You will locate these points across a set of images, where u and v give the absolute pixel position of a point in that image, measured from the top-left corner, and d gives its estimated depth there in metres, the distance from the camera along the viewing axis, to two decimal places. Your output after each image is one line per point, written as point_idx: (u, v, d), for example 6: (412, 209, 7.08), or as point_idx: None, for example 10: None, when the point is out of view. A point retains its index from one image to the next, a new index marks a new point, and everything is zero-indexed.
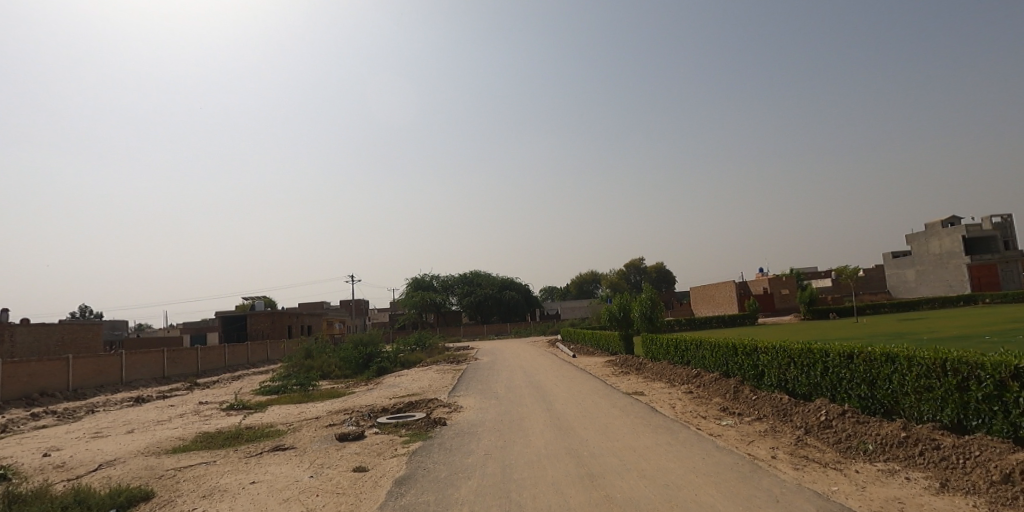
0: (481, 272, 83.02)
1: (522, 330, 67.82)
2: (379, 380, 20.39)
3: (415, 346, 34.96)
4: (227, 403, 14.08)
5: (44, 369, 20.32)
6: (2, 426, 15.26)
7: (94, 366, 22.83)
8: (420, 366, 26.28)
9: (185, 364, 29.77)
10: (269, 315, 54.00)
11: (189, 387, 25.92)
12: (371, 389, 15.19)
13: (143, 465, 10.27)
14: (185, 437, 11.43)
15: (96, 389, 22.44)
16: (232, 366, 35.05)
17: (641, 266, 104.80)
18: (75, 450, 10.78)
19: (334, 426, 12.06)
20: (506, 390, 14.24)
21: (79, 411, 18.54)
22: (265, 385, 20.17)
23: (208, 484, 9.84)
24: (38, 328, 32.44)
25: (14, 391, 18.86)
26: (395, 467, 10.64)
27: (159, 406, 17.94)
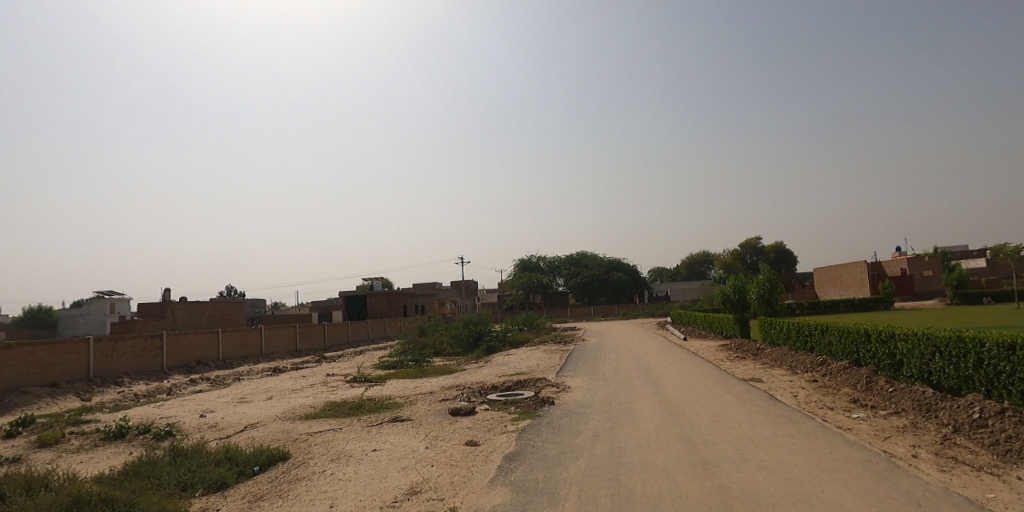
0: (590, 252, 82.41)
1: (630, 312, 66.79)
2: (491, 358, 21.02)
3: (523, 326, 35.64)
4: (350, 375, 15.12)
5: (199, 341, 23.07)
6: (168, 391, 17.62)
7: (238, 339, 25.53)
8: (528, 346, 26.69)
9: (314, 338, 32.50)
10: (386, 295, 57.19)
11: (317, 359, 28.33)
12: (482, 366, 15.62)
13: (281, 428, 11.34)
14: (315, 405, 12.41)
15: (241, 360, 25.19)
16: (355, 341, 37.80)
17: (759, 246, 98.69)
18: (225, 413, 12.10)
19: (447, 401, 12.52)
20: (614, 372, 14.00)
21: (228, 378, 20.89)
22: (384, 360, 21.45)
23: (336, 449, 10.66)
24: (194, 304, 36.93)
25: (176, 359, 21.62)
26: (505, 443, 10.86)
27: (294, 375, 19.75)
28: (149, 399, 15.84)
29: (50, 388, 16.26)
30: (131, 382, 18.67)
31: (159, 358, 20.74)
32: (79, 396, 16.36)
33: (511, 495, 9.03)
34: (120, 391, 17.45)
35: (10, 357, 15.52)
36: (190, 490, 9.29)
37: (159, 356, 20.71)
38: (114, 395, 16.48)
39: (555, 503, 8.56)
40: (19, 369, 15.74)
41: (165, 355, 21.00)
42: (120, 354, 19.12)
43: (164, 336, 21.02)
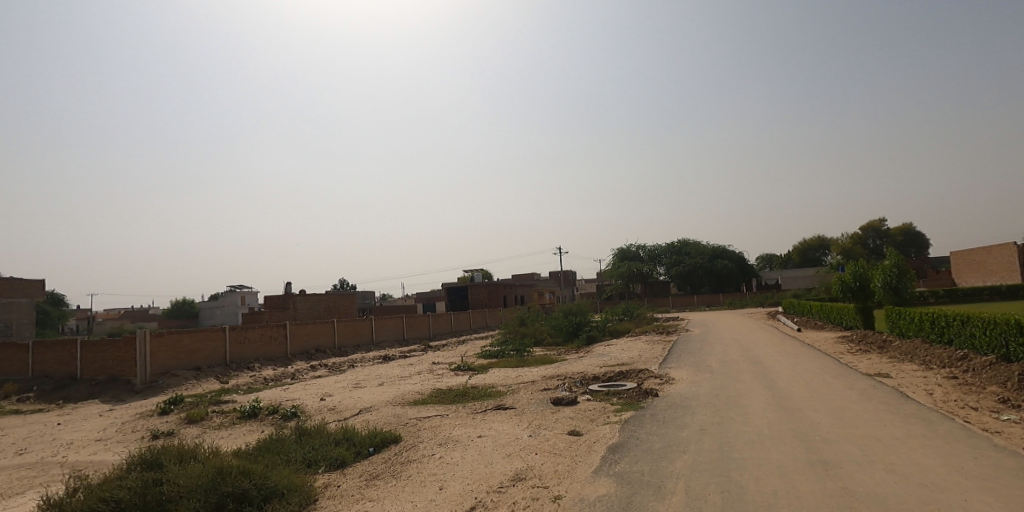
0: (692, 240, 79.41)
1: (737, 301, 63.86)
2: (593, 347, 20.94)
3: (623, 316, 35.09)
4: (454, 364, 15.66)
5: (318, 330, 24.95)
6: (292, 376, 19.22)
7: (352, 328, 27.31)
8: (629, 337, 26.24)
9: (419, 328, 34.05)
10: (486, 286, 58.86)
11: (423, 349, 29.65)
12: (583, 357, 15.58)
13: (392, 413, 11.96)
14: (422, 392, 12.97)
15: (354, 348, 26.95)
16: (457, 330, 39.16)
17: (883, 229, 90.48)
18: (342, 396, 12.96)
19: (549, 391, 12.62)
20: (721, 364, 13.42)
21: (343, 365, 22.39)
22: (486, 349, 22.03)
23: (443, 434, 11.08)
24: (313, 297, 40.03)
25: (298, 347, 23.54)
26: (608, 434, 10.76)
27: (403, 363, 20.82)
28: (277, 383, 17.38)
29: (195, 371, 18.31)
30: (260, 367, 20.55)
31: (284, 346, 22.68)
32: (218, 379, 18.27)
33: (614, 486, 8.92)
34: (252, 375, 19.27)
35: (162, 343, 17.66)
36: (314, 467, 10.04)
37: (284, 343, 22.64)
38: (247, 379, 18.24)
39: (662, 497, 8.34)
40: (170, 354, 17.88)
41: (289, 343, 22.91)
42: (252, 342, 21.11)
43: (288, 325, 22.93)
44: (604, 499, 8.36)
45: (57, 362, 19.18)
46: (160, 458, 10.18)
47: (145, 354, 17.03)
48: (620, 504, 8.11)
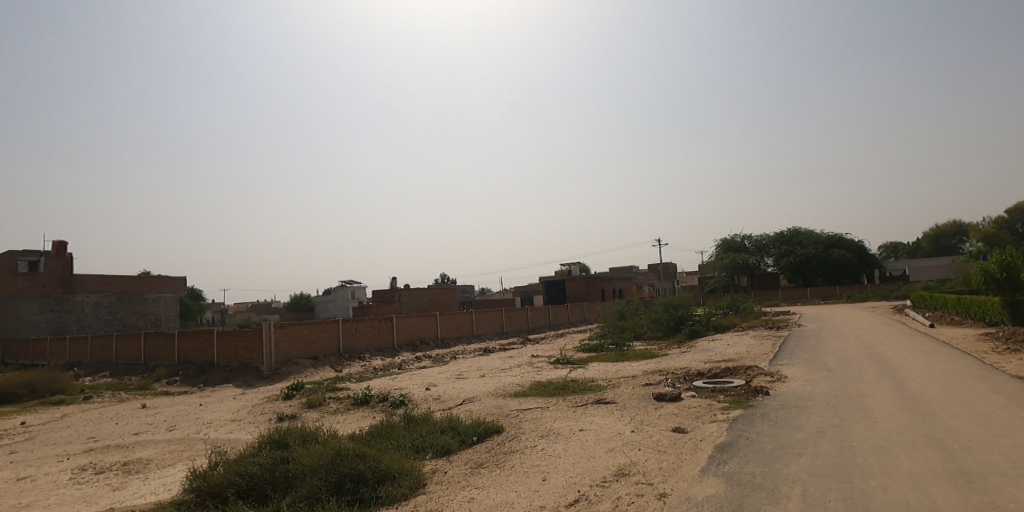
0: (804, 229, 74.42)
1: (856, 294, 59.15)
2: (697, 343, 20.25)
3: (728, 310, 33.64)
4: (554, 357, 15.81)
5: (422, 322, 26.14)
6: (399, 366, 20.31)
7: (453, 321, 28.38)
8: (734, 331, 25.08)
9: (517, 321, 34.72)
10: (584, 279, 59.18)
11: (522, 342, 30.20)
12: (686, 352, 15.16)
13: (494, 404, 12.30)
14: (523, 384, 13.21)
15: (455, 340, 28.00)
16: (554, 324, 39.49)
17: None
18: (447, 387, 13.51)
19: (651, 386, 12.42)
20: (840, 363, 12.51)
21: (446, 356, 23.32)
22: (585, 344, 22.03)
23: (545, 426, 11.23)
24: (417, 291, 42.09)
25: (404, 338, 24.83)
26: (715, 432, 10.39)
27: (503, 355, 21.32)
28: (386, 373, 18.44)
29: (313, 359, 19.87)
30: (370, 357, 21.88)
31: (392, 337, 24.01)
32: (333, 367, 19.67)
33: (723, 486, 8.59)
34: (363, 364, 20.56)
35: (285, 334, 19.32)
36: (422, 453, 10.53)
37: (391, 335, 23.98)
38: (360, 368, 19.52)
39: (774, 501, 7.92)
40: (291, 343, 19.49)
41: (395, 334, 24.20)
42: (362, 333, 22.53)
43: (395, 318, 24.23)
44: (713, 500, 8.07)
45: (198, 350, 21.58)
46: (287, 438, 11.12)
47: (271, 343, 18.71)
48: (730, 506, 7.79)
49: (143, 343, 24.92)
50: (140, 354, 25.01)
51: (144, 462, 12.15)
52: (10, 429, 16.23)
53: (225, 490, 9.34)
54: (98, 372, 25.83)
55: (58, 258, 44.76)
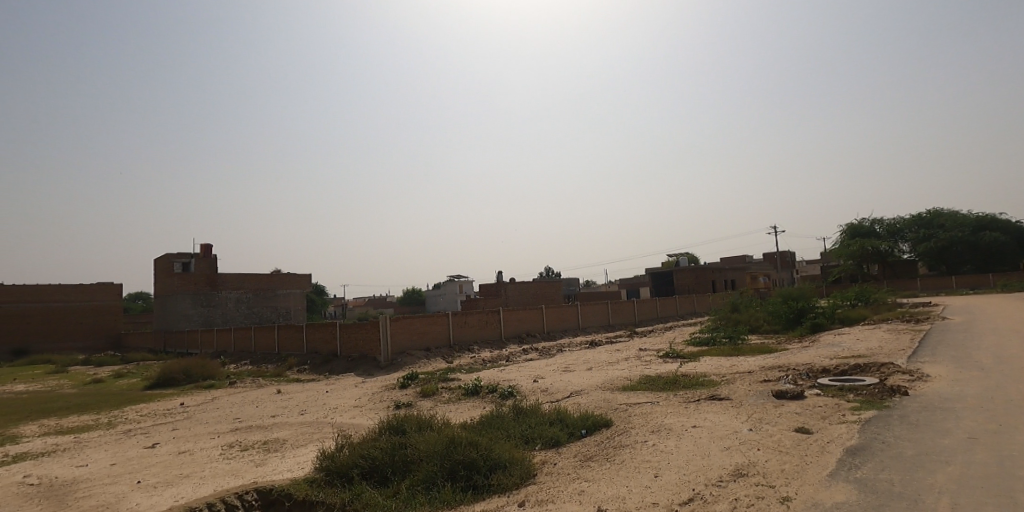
0: (948, 210, 66.19)
1: (1015, 282, 51.78)
2: (821, 337, 18.80)
3: (856, 301, 30.83)
4: (662, 351, 15.41)
5: (527, 315, 26.59)
6: (507, 358, 20.86)
7: (557, 314, 28.64)
8: (865, 325, 22.90)
9: (622, 314, 34.29)
10: (693, 270, 57.14)
11: (628, 334, 29.77)
12: (808, 347, 14.11)
13: (602, 397, 12.22)
14: (631, 378, 13.00)
15: (561, 333, 28.26)
16: (662, 317, 38.49)
17: None
18: (554, 379, 13.66)
19: (769, 383, 11.71)
20: (997, 360, 11.00)
21: (552, 349, 23.58)
22: (695, 337, 21.27)
23: (655, 421, 10.96)
24: (522, 285, 43.00)
25: (510, 331, 25.41)
26: (845, 434, 9.57)
27: (608, 349, 21.11)
28: (495, 365, 18.98)
29: (426, 351, 20.95)
30: (478, 349, 22.63)
31: (499, 330, 24.72)
32: (444, 358, 20.58)
33: (855, 493, 7.87)
34: (472, 356, 21.30)
35: (400, 326, 20.49)
36: (532, 444, 10.69)
37: (498, 328, 24.68)
38: (470, 360, 20.28)
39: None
40: (405, 335, 20.63)
41: (501, 327, 24.83)
42: (470, 326, 23.35)
43: (501, 311, 24.89)
44: (845, 507, 7.42)
45: (323, 340, 23.53)
46: (404, 424, 11.75)
47: (386, 335, 19.93)
48: None
49: (276, 335, 27.60)
50: (274, 344, 27.73)
51: (281, 442, 13.44)
52: (173, 408, 18.68)
53: (350, 471, 9.93)
54: (241, 359, 29.02)
55: (206, 258, 50.63)
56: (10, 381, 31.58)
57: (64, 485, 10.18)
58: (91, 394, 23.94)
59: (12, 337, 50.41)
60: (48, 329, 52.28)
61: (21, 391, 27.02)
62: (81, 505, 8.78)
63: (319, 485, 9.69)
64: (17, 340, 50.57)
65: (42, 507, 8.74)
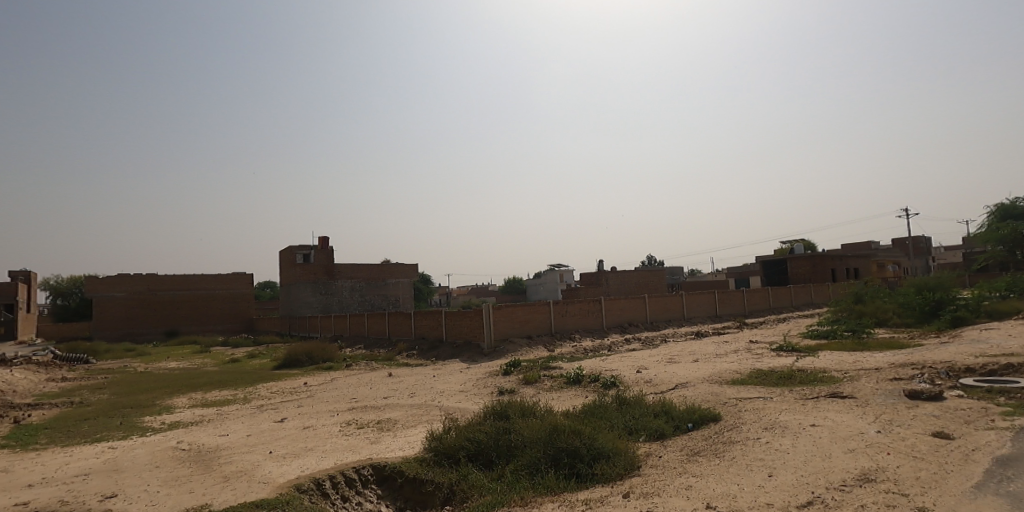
0: None
1: None
2: (965, 332, 16.78)
3: (1011, 292, 27.03)
4: (776, 343, 14.57)
5: (629, 304, 26.23)
6: (609, 348, 20.73)
7: (660, 303, 27.96)
8: (1023, 319, 20.05)
9: (731, 304, 32.74)
10: (808, 257, 53.22)
11: (738, 326, 28.38)
12: (948, 342, 12.67)
13: (709, 390, 11.79)
14: (741, 371, 12.41)
15: (664, 323, 27.58)
16: (775, 308, 36.25)
17: None
18: (657, 370, 13.42)
19: (901, 382, 10.66)
20: None
21: (656, 339, 23.07)
22: (812, 330, 19.86)
23: (768, 418, 10.38)
24: (623, 274, 42.42)
25: (611, 320, 25.22)
26: (995, 442, 8.48)
27: (715, 340, 20.27)
28: (597, 354, 18.94)
29: (528, 339, 21.37)
30: (579, 338, 22.69)
31: (600, 319, 24.62)
32: (546, 346, 20.87)
33: (1008, 508, 6.95)
34: (573, 344, 21.40)
35: (503, 314, 21.06)
36: (636, 436, 10.53)
37: (600, 317, 24.58)
38: (572, 348, 20.41)
39: None
40: (508, 323, 21.17)
41: (603, 316, 24.71)
42: (571, 315, 23.47)
43: (603, 300, 24.74)
44: None
45: (430, 327, 24.75)
46: (509, 410, 12.04)
47: (490, 323, 20.58)
48: None
49: (387, 321, 29.44)
50: (386, 330, 29.59)
51: (392, 422, 14.32)
52: (298, 387, 20.58)
53: (457, 452, 10.32)
54: (357, 343, 31.31)
55: (324, 249, 54.92)
56: (167, 358, 36.40)
57: (210, 451, 11.56)
58: (231, 372, 27.02)
59: (166, 320, 57.94)
60: (195, 314, 59.45)
61: (176, 367, 31.08)
62: (225, 470, 9.94)
63: (428, 464, 10.17)
64: (170, 323, 58.05)
65: (192, 469, 9.99)
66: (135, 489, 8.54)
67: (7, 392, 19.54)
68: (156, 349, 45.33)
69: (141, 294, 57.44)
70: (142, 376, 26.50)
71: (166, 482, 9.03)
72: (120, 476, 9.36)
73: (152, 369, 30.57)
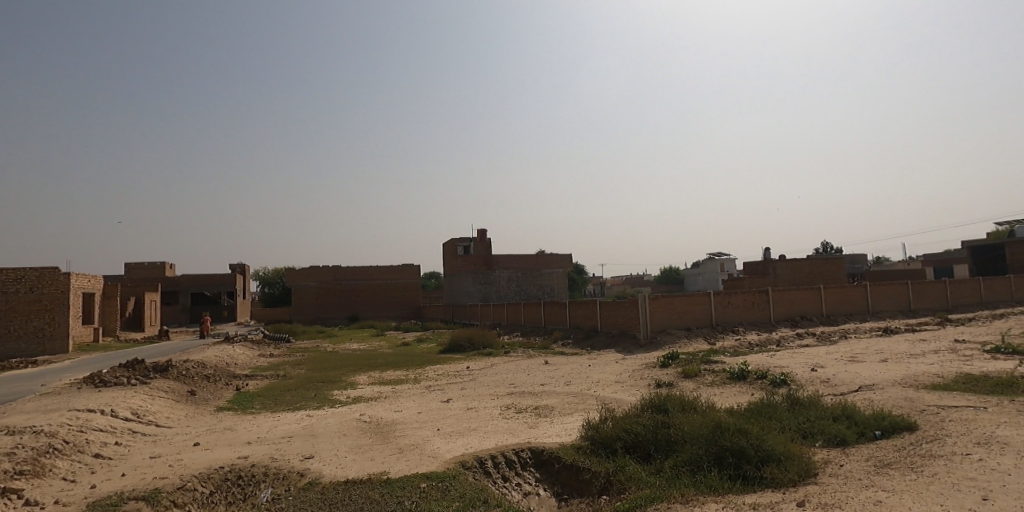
0: None
1: None
2: None
3: None
4: (992, 343, 12.31)
5: (802, 296, 23.93)
6: (778, 343, 19.17)
7: (840, 295, 25.05)
8: None
9: (931, 297, 28.16)
10: None
11: (941, 322, 24.34)
12: None
13: (902, 395, 10.38)
14: (944, 375, 10.73)
15: (845, 317, 24.68)
16: (992, 302, 30.36)
17: None
18: (836, 370, 12.22)
19: None
20: None
21: (834, 334, 20.75)
22: None
23: (982, 431, 8.82)
24: (793, 263, 38.63)
25: (781, 313, 23.24)
26: None
27: (910, 338, 17.65)
28: (764, 349, 17.66)
29: (687, 330, 20.62)
30: (744, 331, 21.30)
31: (767, 311, 22.83)
32: (707, 339, 19.96)
33: None
34: (737, 338, 20.18)
35: (660, 305, 20.59)
36: (811, 440, 9.64)
37: (767, 309, 22.80)
38: (734, 342, 19.26)
39: None
40: (665, 314, 20.63)
41: (771, 309, 22.89)
42: (735, 306, 22.10)
43: (770, 291, 22.88)
44: None
45: (584, 317, 25.08)
46: (667, 404, 11.79)
47: (646, 314, 20.27)
48: None
49: (542, 310, 30.42)
50: (541, 319, 30.62)
51: (549, 409, 14.85)
52: (462, 370, 22.26)
53: (614, 443, 10.41)
54: (514, 331, 32.85)
55: (483, 242, 58.32)
56: (351, 340, 41.64)
57: (388, 425, 13.09)
58: (404, 354, 30.09)
59: (350, 307, 66.12)
60: (372, 301, 66.95)
61: (360, 348, 35.43)
62: (400, 442, 11.20)
63: (585, 452, 10.41)
64: (353, 309, 66.16)
65: (374, 439, 11.42)
66: (329, 452, 10.02)
67: (233, 364, 24.07)
68: (343, 332, 52.06)
69: (329, 284, 66.12)
70: (333, 355, 30.68)
71: (353, 448, 10.45)
72: (316, 440, 11.04)
73: (339, 349, 35.21)
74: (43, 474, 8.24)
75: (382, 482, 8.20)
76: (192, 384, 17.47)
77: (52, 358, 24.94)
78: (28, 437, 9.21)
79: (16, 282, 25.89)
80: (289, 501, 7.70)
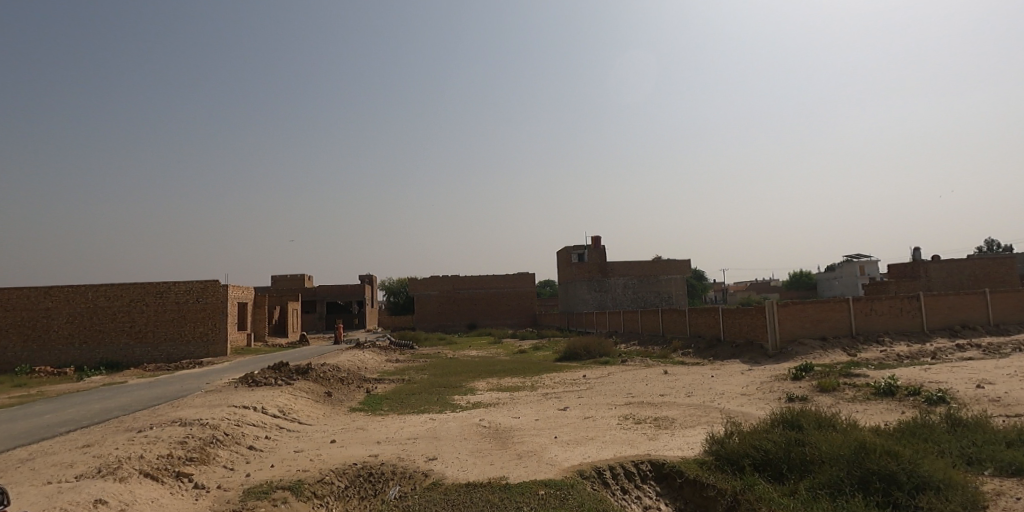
0: None
1: None
2: None
3: None
4: None
5: (964, 302, 20.83)
6: (933, 355, 16.86)
7: (1014, 300, 21.46)
8: None
9: None
10: None
11: None
12: None
13: None
14: None
15: (1021, 326, 21.10)
16: None
17: None
18: (1010, 388, 10.52)
19: None
20: None
21: (1007, 346, 17.80)
22: None
23: None
24: (950, 264, 33.89)
25: (937, 322, 20.41)
26: None
27: None
28: (917, 361, 15.65)
29: (822, 340, 18.85)
30: (892, 341, 18.98)
31: (919, 320, 20.19)
32: (846, 350, 18.08)
33: None
34: (884, 349, 18.05)
35: (790, 313, 19.04)
36: (978, 467, 8.35)
37: (918, 317, 20.17)
38: (879, 353, 17.28)
39: None
40: (796, 322, 19.04)
41: (924, 316, 20.21)
42: (880, 314, 19.80)
43: (922, 296, 20.23)
44: None
45: (706, 324, 23.93)
46: (801, 419, 10.86)
47: (774, 321, 18.87)
48: None
49: (660, 318, 29.47)
50: (659, 327, 29.67)
51: (670, 420, 14.34)
52: (578, 378, 22.22)
53: (742, 460, 9.77)
54: (632, 339, 32.10)
55: (597, 249, 58.00)
56: (470, 347, 43.31)
57: (506, 431, 13.46)
58: (521, 361, 30.67)
59: (469, 314, 68.80)
60: (490, 309, 69.18)
61: (478, 355, 36.72)
62: (518, 448, 11.47)
63: (710, 468, 9.90)
64: (472, 317, 68.77)
65: (493, 444, 11.82)
66: (450, 454, 10.53)
67: (363, 368, 26.20)
68: (462, 339, 54.32)
69: (448, 293, 69.48)
70: (454, 362, 32.12)
71: (472, 452, 10.89)
72: (439, 443, 11.66)
73: (459, 356, 36.83)
74: (210, 462, 9.58)
75: (501, 486, 8.48)
76: (330, 385, 19.29)
77: (218, 359, 28.88)
78: (197, 428, 10.79)
79: (189, 293, 30.47)
80: (413, 499, 8.23)
